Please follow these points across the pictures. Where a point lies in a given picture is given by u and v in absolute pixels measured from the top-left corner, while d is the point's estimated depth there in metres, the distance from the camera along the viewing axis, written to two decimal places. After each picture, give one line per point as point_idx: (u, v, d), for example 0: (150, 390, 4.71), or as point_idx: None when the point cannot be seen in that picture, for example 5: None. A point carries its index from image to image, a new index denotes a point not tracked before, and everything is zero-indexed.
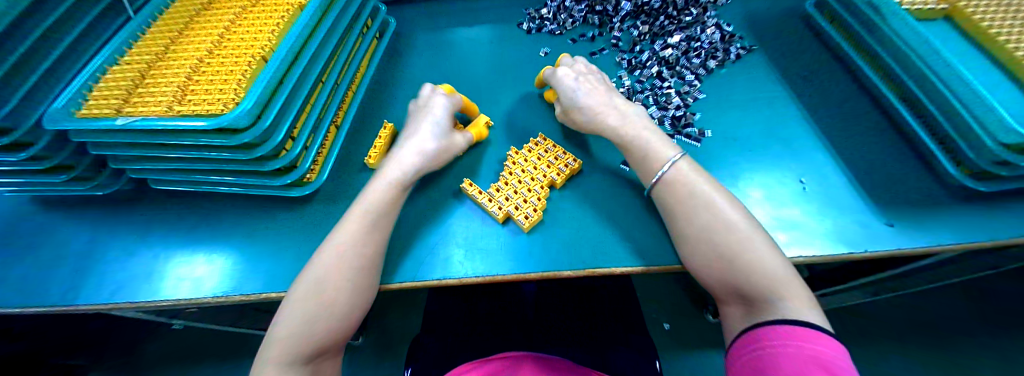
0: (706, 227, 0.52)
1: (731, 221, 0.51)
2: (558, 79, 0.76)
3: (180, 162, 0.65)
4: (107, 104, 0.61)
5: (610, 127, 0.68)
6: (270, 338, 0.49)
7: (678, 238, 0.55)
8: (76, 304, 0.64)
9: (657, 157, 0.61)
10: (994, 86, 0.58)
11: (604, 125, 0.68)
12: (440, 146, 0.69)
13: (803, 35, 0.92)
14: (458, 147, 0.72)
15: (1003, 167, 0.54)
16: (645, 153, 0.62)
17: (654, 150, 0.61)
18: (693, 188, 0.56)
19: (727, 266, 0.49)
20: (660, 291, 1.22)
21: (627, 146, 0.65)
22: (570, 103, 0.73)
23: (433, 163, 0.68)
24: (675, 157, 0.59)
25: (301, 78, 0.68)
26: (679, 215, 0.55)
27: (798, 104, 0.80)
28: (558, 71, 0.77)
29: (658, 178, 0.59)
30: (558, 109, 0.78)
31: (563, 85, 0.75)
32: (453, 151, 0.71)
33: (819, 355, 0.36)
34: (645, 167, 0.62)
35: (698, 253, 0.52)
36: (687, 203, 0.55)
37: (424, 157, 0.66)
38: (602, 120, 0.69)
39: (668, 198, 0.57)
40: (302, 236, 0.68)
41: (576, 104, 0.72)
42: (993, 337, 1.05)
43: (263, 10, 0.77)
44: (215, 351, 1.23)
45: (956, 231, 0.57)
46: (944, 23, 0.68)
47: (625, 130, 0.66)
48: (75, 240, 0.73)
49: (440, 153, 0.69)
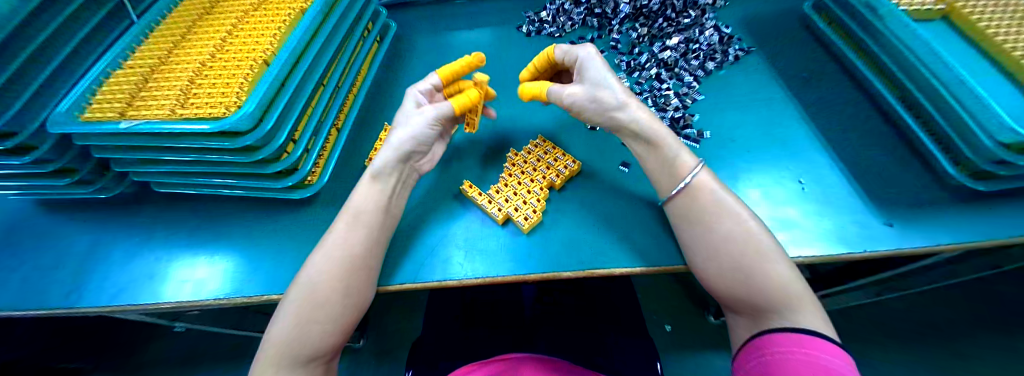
0: (728, 237, 0.51)
1: (754, 233, 0.51)
2: (590, 58, 0.69)
3: (183, 165, 0.66)
4: (110, 108, 0.62)
5: (643, 116, 0.62)
6: (270, 336, 0.50)
7: (692, 246, 0.55)
8: (78, 307, 0.65)
9: (683, 160, 0.59)
10: (991, 85, 0.58)
11: (637, 113, 0.63)
12: (408, 126, 0.65)
13: (802, 37, 0.92)
14: (428, 115, 0.66)
15: (1002, 167, 0.54)
16: (671, 156, 0.60)
17: (682, 154, 0.59)
18: (717, 198, 0.55)
19: (741, 276, 0.49)
20: (661, 293, 1.23)
21: (657, 143, 0.61)
22: (602, 83, 0.66)
23: (406, 145, 0.64)
24: (697, 163, 0.58)
25: (302, 82, 0.69)
26: (700, 222, 0.54)
27: (796, 105, 0.80)
28: (590, 51, 0.70)
29: (684, 185, 0.57)
30: (574, 87, 0.68)
31: (594, 66, 0.68)
32: (424, 122, 0.65)
33: (823, 362, 0.38)
34: (669, 172, 0.59)
35: (715, 262, 0.52)
36: (712, 212, 0.54)
37: (396, 144, 0.63)
38: (635, 108, 0.63)
39: (690, 206, 0.56)
40: (302, 238, 0.69)
41: (610, 85, 0.65)
42: (997, 338, 1.04)
43: (265, 14, 0.78)
44: (218, 352, 1.24)
45: (956, 231, 0.57)
46: (943, 24, 0.68)
47: (659, 124, 0.62)
48: (80, 242, 0.74)
49: (410, 131, 0.64)
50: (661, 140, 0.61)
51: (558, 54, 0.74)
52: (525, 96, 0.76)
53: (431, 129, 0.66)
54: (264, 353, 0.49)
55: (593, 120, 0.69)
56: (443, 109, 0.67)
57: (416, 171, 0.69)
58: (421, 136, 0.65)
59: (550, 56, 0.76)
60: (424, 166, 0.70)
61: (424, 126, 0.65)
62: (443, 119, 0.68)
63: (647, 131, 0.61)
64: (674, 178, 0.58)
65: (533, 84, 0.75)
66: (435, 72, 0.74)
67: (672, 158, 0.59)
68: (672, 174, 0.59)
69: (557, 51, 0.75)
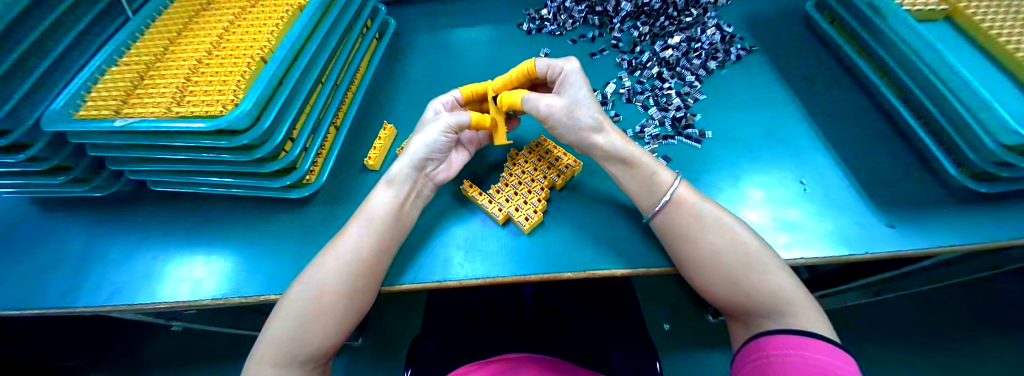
0: (714, 249, 0.51)
1: (740, 242, 0.51)
2: (575, 73, 0.66)
3: (180, 163, 0.66)
4: (105, 105, 0.61)
5: (619, 140, 0.62)
6: (269, 336, 0.50)
7: (681, 260, 0.54)
8: (75, 306, 0.65)
9: (660, 178, 0.58)
10: (995, 87, 0.57)
11: (612, 136, 0.62)
12: (424, 133, 0.63)
13: (803, 37, 0.92)
14: (443, 122, 0.63)
15: (1004, 168, 0.54)
16: (649, 175, 0.59)
17: (659, 172, 0.59)
18: (699, 210, 0.55)
19: (734, 286, 0.49)
20: (660, 291, 1.23)
21: (633, 162, 0.60)
22: (583, 100, 0.63)
23: (422, 152, 0.62)
24: (674, 177, 0.58)
25: (301, 79, 0.69)
26: (686, 237, 0.54)
27: (797, 105, 0.80)
28: (576, 67, 0.66)
29: (666, 200, 0.56)
30: (553, 99, 0.63)
31: (577, 82, 0.65)
32: (437, 129, 0.63)
33: (825, 365, 0.37)
34: (647, 189, 0.58)
35: (705, 274, 0.52)
36: (697, 226, 0.53)
37: (410, 152, 0.62)
38: (610, 131, 0.62)
39: (675, 222, 0.55)
40: (302, 237, 0.69)
41: (588, 105, 0.63)
42: (993, 336, 1.04)
43: (263, 10, 0.77)
44: (216, 351, 1.24)
45: (957, 232, 0.57)
46: (944, 24, 0.68)
47: (635, 146, 0.61)
48: (77, 240, 0.74)
49: (424, 138, 0.63)
50: (638, 160, 0.60)
51: (540, 67, 0.70)
52: (500, 104, 0.69)
53: (445, 137, 0.63)
54: (263, 351, 0.49)
55: (565, 137, 0.65)
56: (460, 117, 0.64)
57: (433, 180, 0.66)
58: (436, 144, 0.63)
59: (529, 70, 0.71)
60: (442, 175, 0.68)
61: (438, 133, 0.63)
62: (460, 128, 0.65)
63: (622, 152, 0.60)
64: (654, 195, 0.57)
65: (507, 94, 0.68)
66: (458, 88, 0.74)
67: (650, 176, 0.58)
68: (652, 191, 0.58)
69: (538, 63, 0.70)
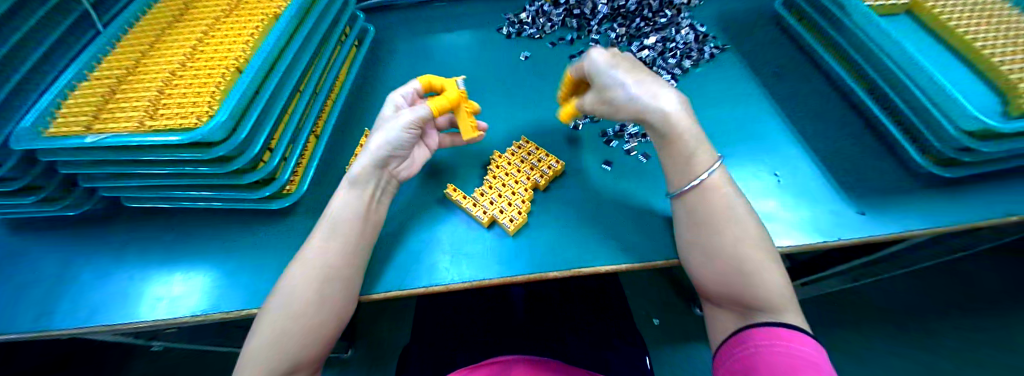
0: (730, 239, 0.50)
1: (754, 239, 0.50)
2: (595, 58, 0.62)
3: (156, 180, 0.64)
4: (75, 121, 0.60)
5: (664, 109, 0.55)
6: (248, 353, 0.48)
7: (693, 245, 0.54)
8: (48, 330, 0.63)
9: (698, 159, 0.55)
10: (956, 79, 0.60)
11: (660, 105, 0.55)
12: (384, 131, 0.62)
13: (773, 34, 0.95)
14: (403, 119, 0.61)
15: (964, 154, 0.56)
16: (687, 154, 0.55)
17: (698, 153, 0.55)
18: (727, 202, 0.53)
19: (734, 276, 0.49)
20: (646, 287, 1.24)
21: (674, 140, 0.56)
22: (615, 83, 0.58)
23: (382, 149, 0.61)
24: (713, 160, 0.55)
25: (278, 89, 0.68)
26: (705, 223, 0.53)
27: (770, 101, 0.82)
28: (594, 50, 0.62)
29: (695, 184, 0.54)
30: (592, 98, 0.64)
31: (601, 66, 0.60)
32: (399, 126, 0.61)
33: (808, 357, 0.39)
34: (681, 170, 0.56)
35: (711, 261, 0.52)
36: (720, 216, 0.52)
37: (370, 149, 0.61)
38: (655, 102, 0.55)
39: (697, 208, 0.54)
40: (283, 250, 0.68)
41: (619, 84, 0.58)
42: (967, 315, 1.09)
43: (237, 20, 0.76)
44: (205, 369, 1.21)
45: (924, 217, 0.59)
46: (906, 18, 0.70)
47: (682, 115, 0.55)
48: (49, 263, 0.71)
49: (384, 135, 0.61)
50: (678, 136, 0.55)
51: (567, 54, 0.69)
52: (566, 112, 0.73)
53: (407, 133, 0.62)
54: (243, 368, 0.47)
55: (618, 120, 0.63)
56: (420, 112, 0.62)
57: (394, 178, 0.66)
58: (397, 141, 0.61)
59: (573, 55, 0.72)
60: (405, 172, 0.68)
61: (399, 130, 0.61)
62: (422, 123, 0.63)
63: (665, 128, 0.55)
64: (685, 175, 0.56)
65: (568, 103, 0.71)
66: (415, 79, 0.72)
67: (688, 156, 0.55)
68: (684, 170, 0.56)
69: None
